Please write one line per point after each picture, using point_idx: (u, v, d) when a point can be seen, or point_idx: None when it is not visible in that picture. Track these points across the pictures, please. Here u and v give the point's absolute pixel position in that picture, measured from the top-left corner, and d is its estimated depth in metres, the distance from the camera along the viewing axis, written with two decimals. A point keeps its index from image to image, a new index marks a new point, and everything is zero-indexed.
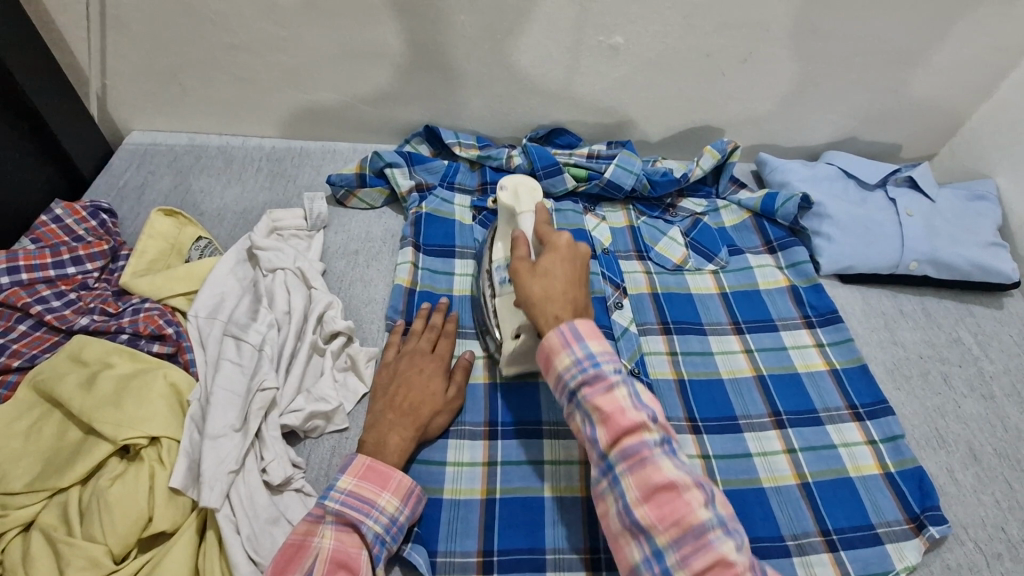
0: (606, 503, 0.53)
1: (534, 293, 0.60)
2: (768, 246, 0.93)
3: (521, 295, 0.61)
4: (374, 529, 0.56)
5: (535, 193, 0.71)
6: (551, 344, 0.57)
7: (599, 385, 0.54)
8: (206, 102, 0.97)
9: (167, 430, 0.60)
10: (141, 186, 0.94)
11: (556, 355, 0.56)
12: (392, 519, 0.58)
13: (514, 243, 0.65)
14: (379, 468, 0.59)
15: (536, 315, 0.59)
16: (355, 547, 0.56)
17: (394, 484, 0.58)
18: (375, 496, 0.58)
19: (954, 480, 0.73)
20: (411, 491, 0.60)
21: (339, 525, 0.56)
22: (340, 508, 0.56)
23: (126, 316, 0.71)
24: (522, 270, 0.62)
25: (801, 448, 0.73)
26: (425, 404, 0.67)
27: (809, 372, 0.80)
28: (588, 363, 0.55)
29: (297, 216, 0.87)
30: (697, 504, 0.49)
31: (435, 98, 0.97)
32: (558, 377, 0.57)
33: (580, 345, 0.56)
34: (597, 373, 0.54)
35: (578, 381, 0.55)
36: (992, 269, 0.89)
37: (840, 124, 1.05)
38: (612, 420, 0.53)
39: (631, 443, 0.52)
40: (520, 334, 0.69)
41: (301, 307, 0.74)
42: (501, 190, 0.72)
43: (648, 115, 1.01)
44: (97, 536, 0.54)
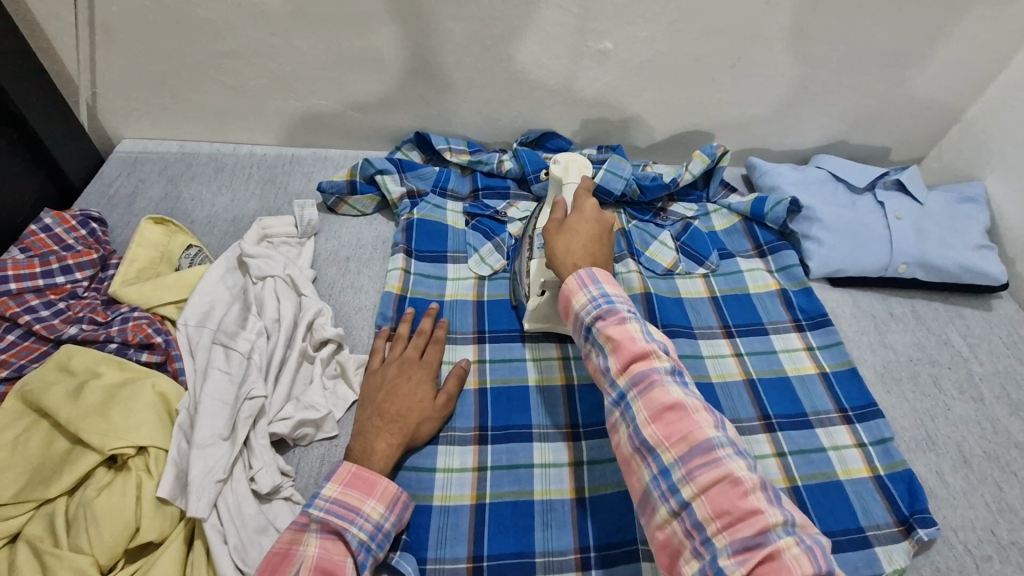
0: (620, 437, 0.53)
1: (561, 250, 0.64)
2: (758, 250, 0.93)
3: (545, 249, 0.66)
4: (359, 536, 0.56)
5: (586, 169, 0.77)
6: (568, 286, 0.59)
7: (612, 317, 0.55)
8: (197, 110, 0.97)
9: (155, 439, 0.60)
10: (132, 194, 0.94)
11: (573, 295, 0.58)
12: (377, 525, 0.58)
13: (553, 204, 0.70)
14: (365, 475, 0.59)
15: (561, 262, 0.63)
16: (340, 554, 0.56)
17: (379, 490, 0.59)
18: (361, 503, 0.58)
19: (944, 483, 0.73)
20: (396, 498, 0.60)
21: (324, 533, 0.56)
22: (324, 516, 0.56)
23: (115, 325, 0.71)
24: (557, 227, 0.67)
25: (791, 452, 0.73)
26: (413, 410, 0.67)
27: (799, 375, 0.80)
28: (602, 299, 0.57)
29: (287, 224, 0.87)
30: (707, 425, 0.49)
31: (426, 104, 0.97)
32: (576, 318, 0.58)
33: (596, 287, 0.58)
34: (610, 307, 0.56)
35: (592, 315, 0.56)
36: (980, 271, 0.90)
37: (829, 128, 1.05)
38: (623, 346, 0.53)
39: (640, 369, 0.52)
40: (545, 291, 0.75)
41: (290, 315, 0.74)
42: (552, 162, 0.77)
43: (638, 120, 1.02)
44: (83, 547, 0.54)
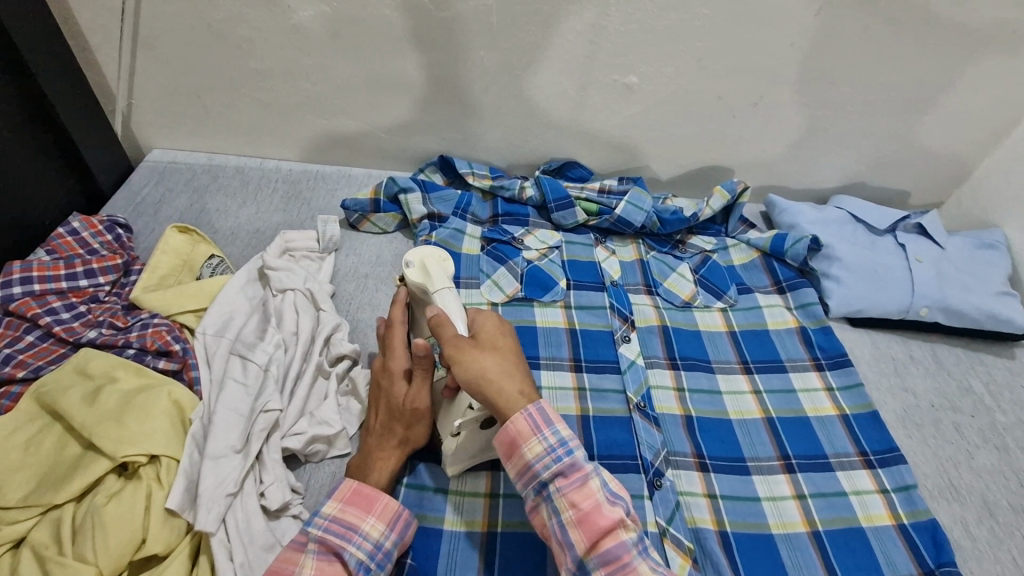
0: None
1: (488, 371, 0.56)
2: (777, 286, 0.93)
3: (470, 376, 0.56)
4: (357, 555, 0.55)
5: (445, 263, 0.67)
6: (517, 428, 0.54)
7: (574, 477, 0.53)
8: (228, 124, 0.99)
9: (168, 448, 0.59)
10: (158, 202, 0.95)
11: (525, 441, 0.54)
12: (377, 544, 0.56)
13: (439, 323, 0.59)
14: (365, 492, 0.58)
15: (501, 398, 0.55)
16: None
17: (379, 507, 0.57)
18: (360, 520, 0.56)
19: (969, 534, 0.70)
20: (397, 515, 0.58)
21: (321, 553, 0.55)
22: (321, 534, 0.55)
23: (134, 331, 0.71)
24: (456, 344, 0.57)
25: (811, 494, 0.71)
26: (393, 419, 0.63)
27: (819, 416, 0.78)
28: (562, 450, 0.53)
29: (310, 238, 0.87)
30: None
31: (452, 129, 0.99)
32: (527, 469, 0.54)
33: (551, 431, 0.54)
34: (572, 463, 0.53)
35: (552, 472, 0.53)
36: (1003, 318, 0.88)
37: (849, 169, 1.06)
38: (590, 519, 0.51)
39: (611, 546, 0.51)
40: (462, 431, 0.62)
41: (308, 329, 0.74)
42: (409, 268, 0.66)
43: (660, 154, 1.03)
44: (87, 556, 0.53)
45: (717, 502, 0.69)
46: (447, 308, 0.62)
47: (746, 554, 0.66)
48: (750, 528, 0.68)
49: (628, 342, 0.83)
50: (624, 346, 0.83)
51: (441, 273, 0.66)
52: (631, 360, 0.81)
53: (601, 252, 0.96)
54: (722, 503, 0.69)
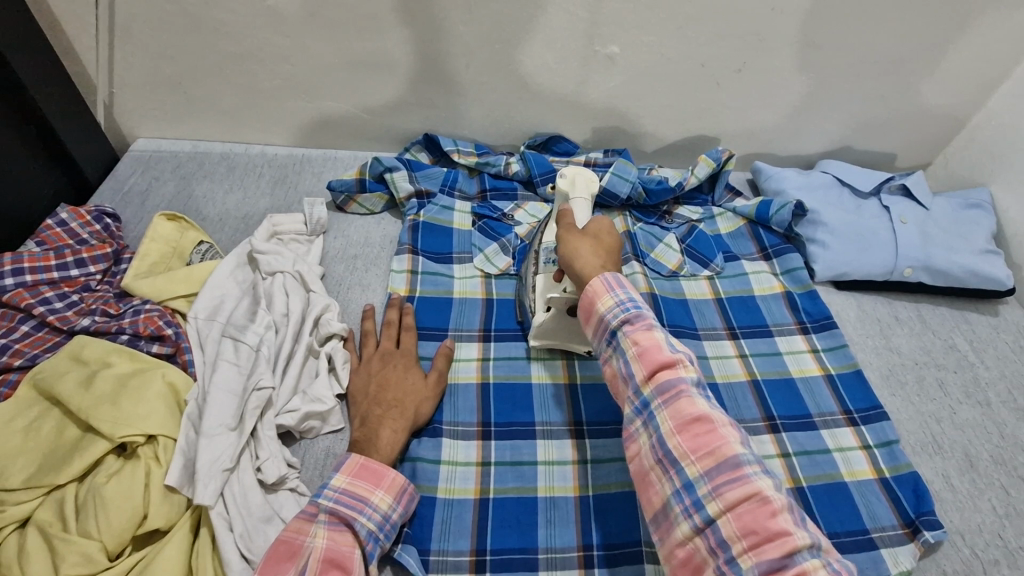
0: (637, 444, 0.53)
1: (580, 253, 0.62)
2: (763, 253, 0.94)
3: (568, 251, 0.64)
4: (367, 526, 0.56)
5: (592, 184, 0.72)
6: (594, 288, 0.58)
7: (639, 322, 0.55)
8: (211, 111, 0.99)
9: (165, 428, 0.61)
10: (145, 191, 0.95)
11: (598, 296, 0.57)
12: (385, 516, 0.58)
13: (564, 214, 0.69)
14: (372, 466, 0.60)
15: (582, 268, 0.61)
16: (348, 545, 0.55)
17: (387, 481, 0.59)
18: (369, 493, 0.58)
19: (950, 486, 0.72)
20: (403, 489, 0.60)
21: (332, 524, 0.56)
22: (333, 506, 0.56)
23: (127, 317, 0.72)
24: (575, 232, 0.66)
25: (795, 452, 0.72)
26: (408, 394, 0.69)
27: (804, 377, 0.80)
28: (630, 303, 0.55)
29: (297, 221, 0.88)
30: (733, 438, 0.49)
31: (435, 107, 0.99)
32: (600, 321, 0.57)
33: (623, 290, 0.57)
34: (639, 313, 0.55)
35: (619, 319, 0.55)
36: (987, 276, 0.89)
37: (834, 133, 1.06)
38: (649, 354, 0.53)
39: (668, 378, 0.52)
40: (552, 308, 0.72)
41: (298, 309, 0.75)
42: (558, 176, 0.73)
43: (645, 125, 1.03)
44: (92, 532, 0.55)
45: None
46: (575, 211, 0.70)
47: None
48: None
49: None
50: None
51: (584, 188, 0.72)
52: None
53: None
54: None
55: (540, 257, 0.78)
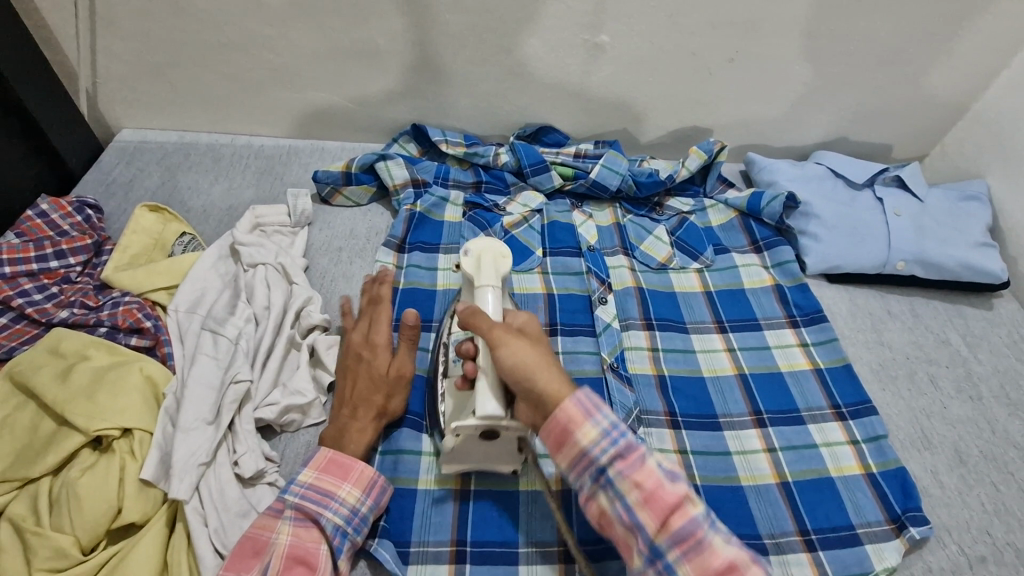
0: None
1: (525, 361, 0.54)
2: (754, 245, 0.93)
3: (508, 364, 0.54)
4: (334, 521, 0.56)
5: (502, 259, 0.64)
6: (568, 415, 0.52)
7: (632, 458, 0.50)
8: (196, 101, 0.98)
9: (140, 421, 0.60)
10: (129, 182, 0.94)
11: (577, 427, 0.52)
12: (353, 510, 0.57)
13: (471, 317, 0.58)
14: (340, 461, 0.59)
15: (543, 387, 0.53)
16: (313, 542, 0.55)
17: (355, 475, 0.58)
18: (335, 488, 0.57)
19: (938, 482, 0.71)
20: (373, 483, 0.59)
21: (298, 520, 0.56)
22: (299, 502, 0.56)
23: (105, 309, 0.71)
24: (495, 330, 0.56)
25: (781, 448, 0.72)
26: (373, 390, 0.65)
27: (793, 372, 0.79)
28: (617, 434, 0.51)
29: (281, 213, 0.87)
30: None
31: (423, 97, 0.97)
32: (583, 456, 0.52)
33: (603, 415, 0.52)
34: (628, 444, 0.51)
35: (610, 456, 0.51)
36: (981, 269, 0.87)
37: (830, 124, 1.04)
38: (655, 498, 0.49)
39: (682, 525, 0.49)
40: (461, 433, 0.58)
41: (279, 302, 0.74)
42: (465, 255, 0.65)
43: (637, 115, 1.01)
44: (64, 527, 0.54)
45: (688, 458, 0.70)
46: (481, 302, 0.61)
47: (713, 505, 0.67)
48: (721, 481, 0.69)
49: (605, 304, 0.84)
50: (601, 308, 0.83)
51: (490, 269, 0.63)
52: (607, 323, 0.82)
53: (578, 216, 0.96)
54: (693, 459, 0.70)
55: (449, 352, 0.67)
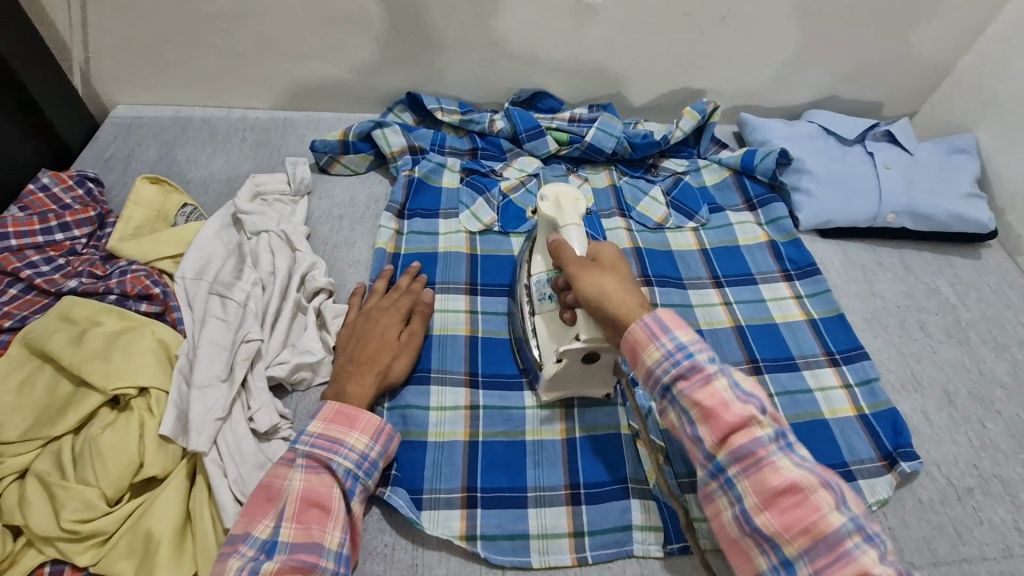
0: (717, 506, 0.53)
1: (608, 288, 0.58)
2: (747, 203, 0.94)
3: (590, 293, 0.58)
4: (345, 465, 0.58)
5: (578, 203, 0.67)
6: (635, 336, 0.55)
7: (695, 378, 0.52)
8: (190, 74, 0.97)
9: (156, 380, 0.62)
10: (127, 156, 0.94)
11: (643, 347, 0.55)
12: (363, 455, 0.59)
13: (557, 247, 0.62)
14: (346, 411, 0.61)
15: (619, 312, 0.57)
16: (325, 486, 0.57)
17: (362, 423, 0.60)
18: (344, 435, 0.59)
19: (928, 421, 0.74)
20: (381, 429, 0.61)
21: (309, 467, 0.58)
22: (309, 450, 0.58)
23: (114, 278, 0.72)
24: (578, 262, 0.60)
25: (778, 393, 0.74)
26: (382, 350, 0.68)
27: (787, 322, 0.81)
28: (680, 354, 0.53)
29: (280, 181, 0.88)
30: (828, 505, 0.48)
31: (417, 65, 0.97)
32: (649, 373, 0.55)
33: (669, 336, 0.54)
34: (692, 364, 0.53)
35: (672, 375, 0.53)
36: (969, 219, 0.90)
37: (821, 83, 1.05)
38: (716, 416, 0.51)
39: (742, 444, 0.50)
40: (563, 358, 0.63)
41: (285, 267, 0.75)
42: (541, 200, 0.68)
43: (630, 78, 1.02)
44: (89, 480, 0.56)
45: None
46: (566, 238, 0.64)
47: None
48: None
49: None
50: None
51: (571, 210, 0.66)
52: None
53: (574, 180, 0.97)
54: None
55: (535, 292, 0.70)
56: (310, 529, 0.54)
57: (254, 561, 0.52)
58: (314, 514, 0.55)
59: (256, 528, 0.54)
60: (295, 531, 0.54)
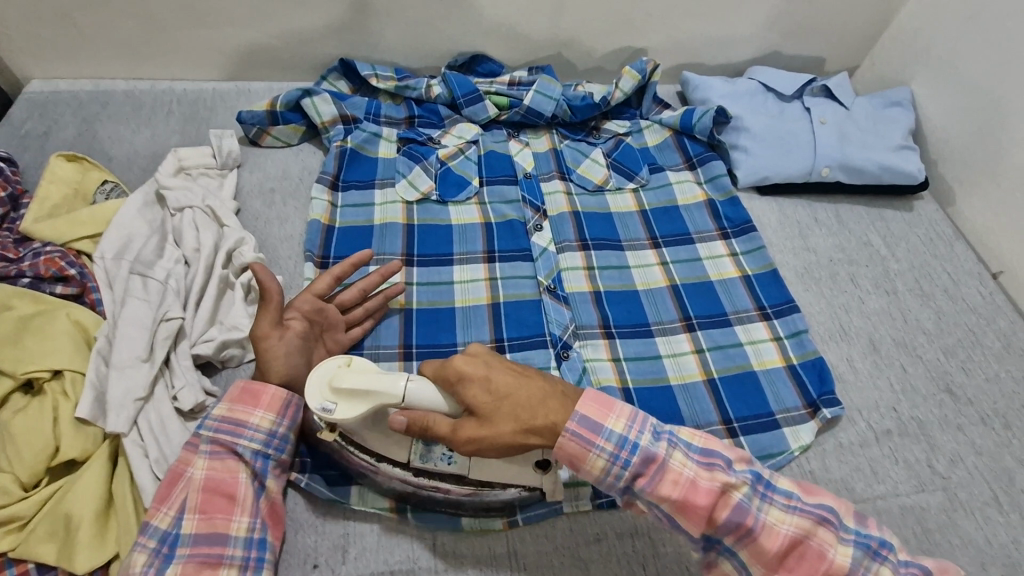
0: (722, 569, 0.54)
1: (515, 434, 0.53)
2: (688, 162, 0.94)
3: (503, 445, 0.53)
4: (252, 446, 0.57)
5: (348, 366, 0.57)
6: (573, 451, 0.52)
7: (653, 471, 0.52)
8: (106, 45, 0.92)
9: (71, 362, 0.60)
10: (44, 134, 0.90)
11: (583, 460, 0.52)
12: (271, 432, 0.58)
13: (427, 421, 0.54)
14: (250, 389, 0.59)
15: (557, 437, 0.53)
16: (229, 473, 0.56)
17: (266, 399, 0.59)
18: (248, 415, 0.58)
19: (852, 368, 0.76)
20: (287, 402, 0.60)
21: (214, 453, 0.57)
22: (213, 435, 0.57)
23: (26, 260, 0.69)
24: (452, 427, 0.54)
25: (709, 348, 0.75)
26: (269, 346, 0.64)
27: (722, 280, 0.82)
28: (622, 455, 0.52)
29: (206, 155, 0.85)
30: (830, 543, 0.51)
31: (347, 29, 0.94)
32: (603, 481, 0.53)
33: (603, 439, 0.52)
34: (642, 458, 0.52)
35: (629, 476, 0.52)
36: (901, 171, 0.91)
37: (762, 39, 1.04)
38: (690, 501, 0.51)
39: (727, 516, 0.51)
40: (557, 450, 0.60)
41: (210, 243, 0.73)
42: (331, 411, 0.54)
43: (569, 39, 0.99)
44: (3, 466, 0.56)
45: (621, 365, 0.74)
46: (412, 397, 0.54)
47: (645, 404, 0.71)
48: (651, 383, 0.72)
49: (541, 231, 0.85)
50: (537, 234, 0.84)
51: (354, 380, 0.54)
52: (543, 248, 0.83)
53: (514, 146, 0.95)
54: (626, 365, 0.74)
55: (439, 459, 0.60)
56: (212, 519, 0.54)
57: (159, 555, 0.52)
58: (219, 502, 0.55)
59: (156, 517, 0.54)
60: (198, 522, 0.54)
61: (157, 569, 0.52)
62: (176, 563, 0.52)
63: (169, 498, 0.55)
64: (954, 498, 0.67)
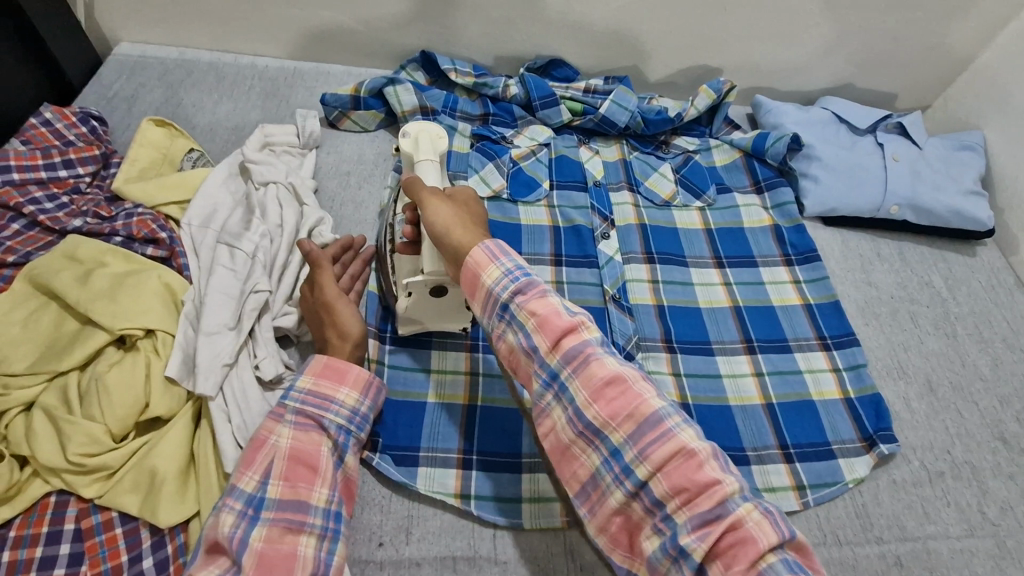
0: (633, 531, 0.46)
1: (443, 229, 0.56)
2: (756, 186, 0.94)
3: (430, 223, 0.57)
4: (337, 421, 0.59)
5: (438, 138, 0.66)
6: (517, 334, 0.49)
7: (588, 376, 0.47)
8: (197, 14, 0.94)
9: (163, 323, 0.63)
10: (132, 96, 0.92)
11: (526, 351, 0.49)
12: (353, 410, 0.60)
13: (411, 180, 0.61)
14: (335, 365, 0.61)
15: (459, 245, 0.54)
16: (313, 444, 0.57)
17: (351, 377, 0.60)
18: (334, 391, 0.60)
19: (908, 408, 0.77)
20: (369, 384, 0.62)
21: (299, 424, 0.58)
22: (300, 406, 0.58)
23: (119, 220, 0.72)
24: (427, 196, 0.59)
25: (768, 372, 0.76)
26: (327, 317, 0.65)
27: (783, 305, 0.83)
28: (566, 348, 0.48)
29: (289, 133, 0.87)
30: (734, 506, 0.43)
31: (432, 21, 0.95)
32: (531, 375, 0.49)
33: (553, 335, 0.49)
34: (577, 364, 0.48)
35: (560, 375, 0.48)
36: (968, 216, 0.91)
37: (838, 70, 1.04)
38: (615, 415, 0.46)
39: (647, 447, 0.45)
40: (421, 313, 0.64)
41: (292, 221, 0.75)
42: (403, 135, 0.67)
43: (648, 52, 1.00)
44: (96, 416, 0.58)
45: (681, 380, 0.75)
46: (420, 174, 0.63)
47: (704, 420, 0.72)
48: (709, 401, 0.73)
49: (608, 239, 0.86)
50: (604, 242, 0.86)
51: (427, 146, 0.66)
52: (610, 257, 0.84)
53: (585, 152, 0.96)
54: (686, 381, 0.75)
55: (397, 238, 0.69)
56: (297, 486, 0.54)
57: (244, 517, 0.51)
58: (303, 471, 0.55)
59: (242, 481, 0.53)
60: (283, 488, 0.54)
61: (243, 531, 0.50)
62: (261, 525, 0.51)
63: (255, 463, 0.54)
64: (1004, 546, 0.67)
